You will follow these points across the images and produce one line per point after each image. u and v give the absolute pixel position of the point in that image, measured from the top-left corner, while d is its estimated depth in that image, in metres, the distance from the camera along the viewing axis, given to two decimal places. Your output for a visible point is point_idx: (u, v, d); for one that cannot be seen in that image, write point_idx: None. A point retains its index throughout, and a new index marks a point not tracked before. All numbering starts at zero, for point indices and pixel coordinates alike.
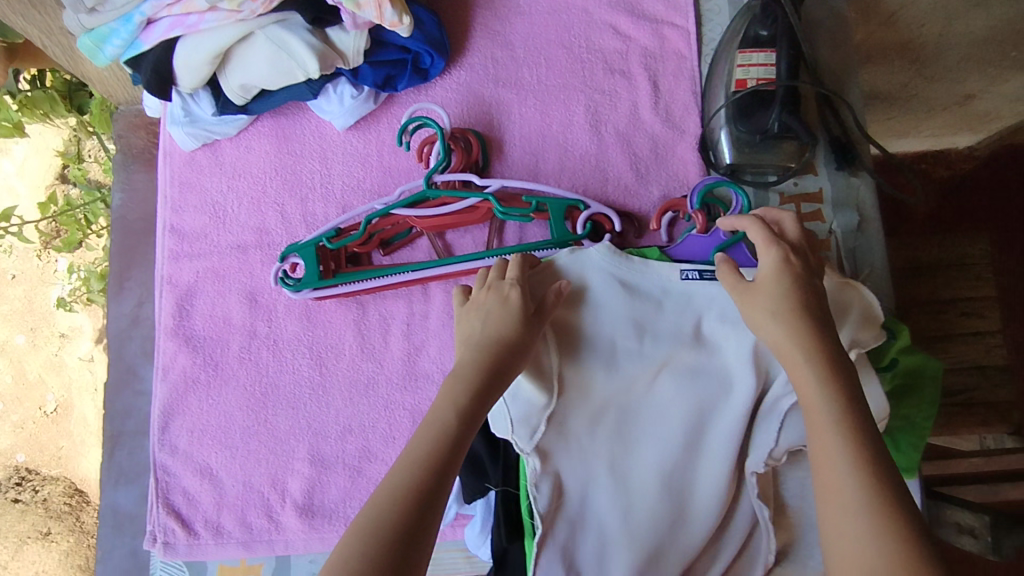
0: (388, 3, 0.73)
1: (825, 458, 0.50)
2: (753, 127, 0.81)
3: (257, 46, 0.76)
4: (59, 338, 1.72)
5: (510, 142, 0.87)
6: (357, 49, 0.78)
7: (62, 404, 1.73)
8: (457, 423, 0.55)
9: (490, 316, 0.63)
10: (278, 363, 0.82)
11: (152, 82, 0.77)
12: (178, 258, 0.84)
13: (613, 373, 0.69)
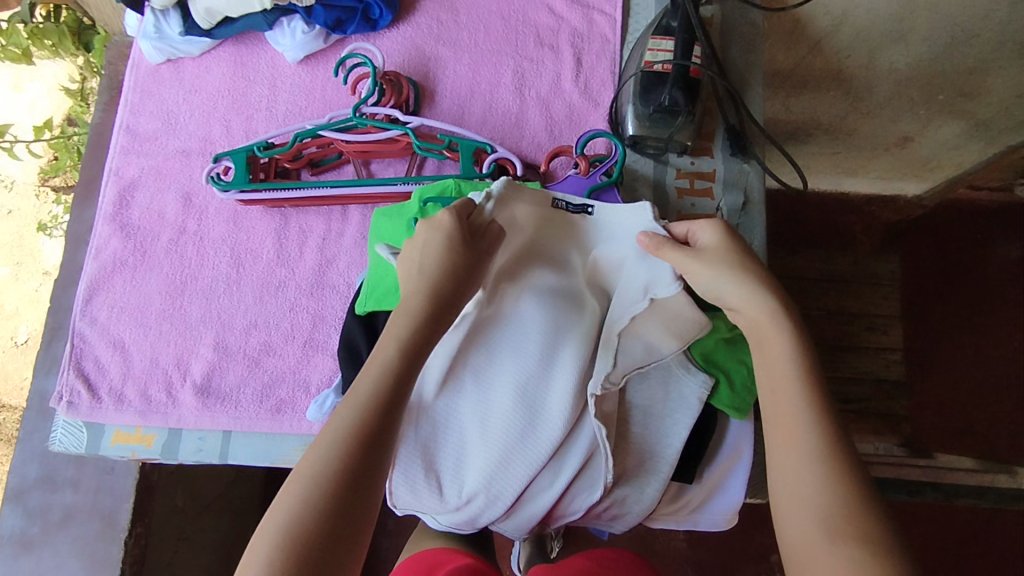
0: None
1: (791, 423, 0.58)
2: (652, 104, 0.90)
3: None
4: (43, 276, 1.85)
5: (442, 93, 0.97)
6: None
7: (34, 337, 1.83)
8: (400, 359, 0.60)
9: (433, 246, 0.65)
10: (200, 257, 0.90)
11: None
12: (129, 154, 0.94)
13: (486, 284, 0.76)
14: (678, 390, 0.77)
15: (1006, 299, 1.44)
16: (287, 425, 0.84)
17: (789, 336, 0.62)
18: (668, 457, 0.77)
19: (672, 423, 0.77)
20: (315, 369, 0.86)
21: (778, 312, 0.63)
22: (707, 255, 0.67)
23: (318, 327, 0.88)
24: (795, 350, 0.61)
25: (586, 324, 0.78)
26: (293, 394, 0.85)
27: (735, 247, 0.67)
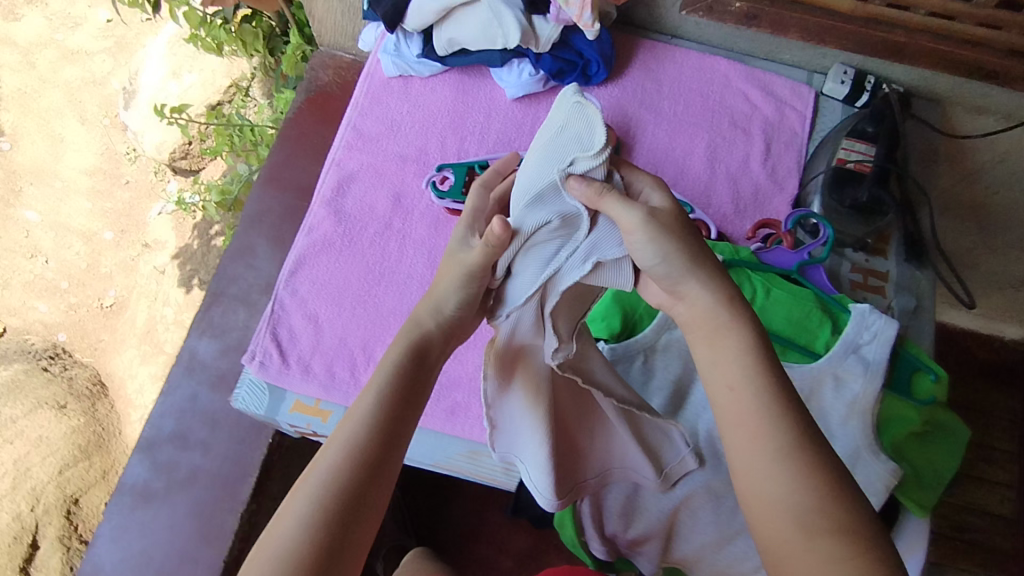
0: (589, 8, 0.92)
1: (746, 424, 0.61)
2: (844, 198, 0.95)
3: (476, 12, 0.97)
4: (140, 249, 2.33)
5: (639, 151, 1.04)
6: (549, 38, 0.97)
7: (117, 302, 2.30)
8: (391, 388, 0.64)
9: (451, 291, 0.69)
10: (400, 253, 0.97)
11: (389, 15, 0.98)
12: (352, 149, 1.02)
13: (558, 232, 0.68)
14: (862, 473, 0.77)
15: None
16: (461, 428, 0.88)
17: (731, 327, 0.64)
18: None
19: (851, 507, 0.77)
20: None
21: (734, 297, 0.65)
22: (657, 218, 0.64)
23: None
24: (751, 349, 0.63)
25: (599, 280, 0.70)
26: (467, 399, 0.89)
27: (681, 225, 0.65)
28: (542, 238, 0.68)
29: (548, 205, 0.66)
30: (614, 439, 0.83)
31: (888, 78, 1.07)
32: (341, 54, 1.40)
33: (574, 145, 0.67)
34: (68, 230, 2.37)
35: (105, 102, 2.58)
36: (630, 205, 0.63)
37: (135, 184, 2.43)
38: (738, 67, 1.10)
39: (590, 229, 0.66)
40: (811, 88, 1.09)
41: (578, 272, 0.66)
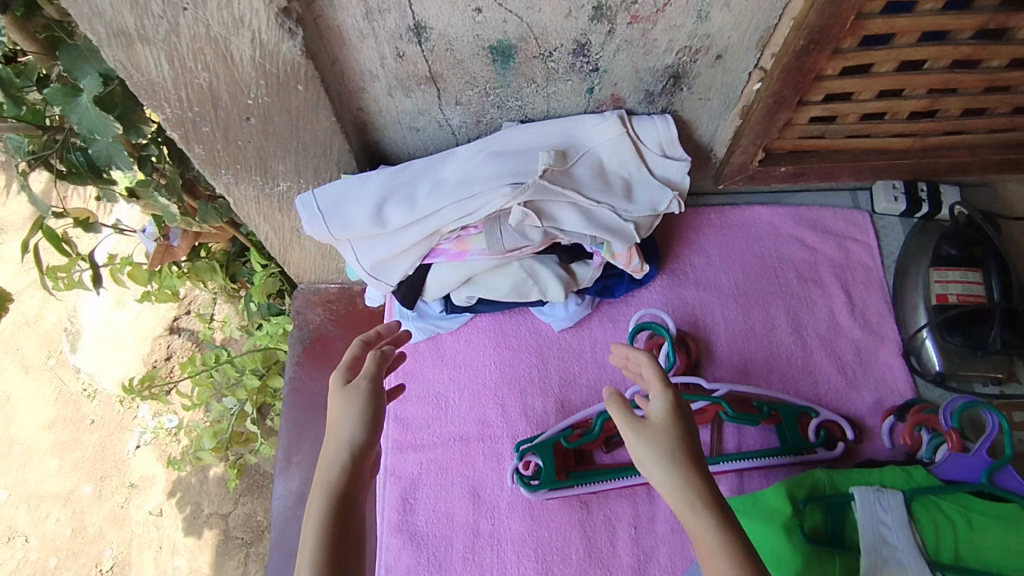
0: (636, 254, 0.86)
1: (708, 553, 0.53)
2: (968, 341, 0.85)
3: (507, 271, 0.86)
4: (128, 489, 1.74)
5: (717, 341, 0.92)
6: (592, 278, 0.88)
7: (118, 561, 1.70)
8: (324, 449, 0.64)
9: (351, 416, 0.66)
10: (502, 565, 0.80)
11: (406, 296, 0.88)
12: (403, 448, 0.86)
13: (608, 203, 0.81)
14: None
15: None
16: None
17: (703, 504, 0.56)
18: None
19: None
20: None
21: (700, 509, 0.55)
22: (648, 435, 0.61)
23: None
24: (721, 539, 0.53)
25: (611, 202, 0.81)
26: None
27: (682, 440, 0.60)
28: (598, 193, 0.81)
29: (607, 223, 0.81)
30: (522, 286, 0.87)
31: (939, 181, 0.99)
32: (326, 287, 1.26)
33: (656, 145, 0.83)
34: (39, 496, 1.75)
35: (15, 326, 1.91)
36: (641, 431, 0.60)
37: (101, 419, 1.82)
38: (782, 211, 1.00)
39: (627, 204, 0.82)
40: (862, 211, 1.00)
41: (602, 221, 0.81)
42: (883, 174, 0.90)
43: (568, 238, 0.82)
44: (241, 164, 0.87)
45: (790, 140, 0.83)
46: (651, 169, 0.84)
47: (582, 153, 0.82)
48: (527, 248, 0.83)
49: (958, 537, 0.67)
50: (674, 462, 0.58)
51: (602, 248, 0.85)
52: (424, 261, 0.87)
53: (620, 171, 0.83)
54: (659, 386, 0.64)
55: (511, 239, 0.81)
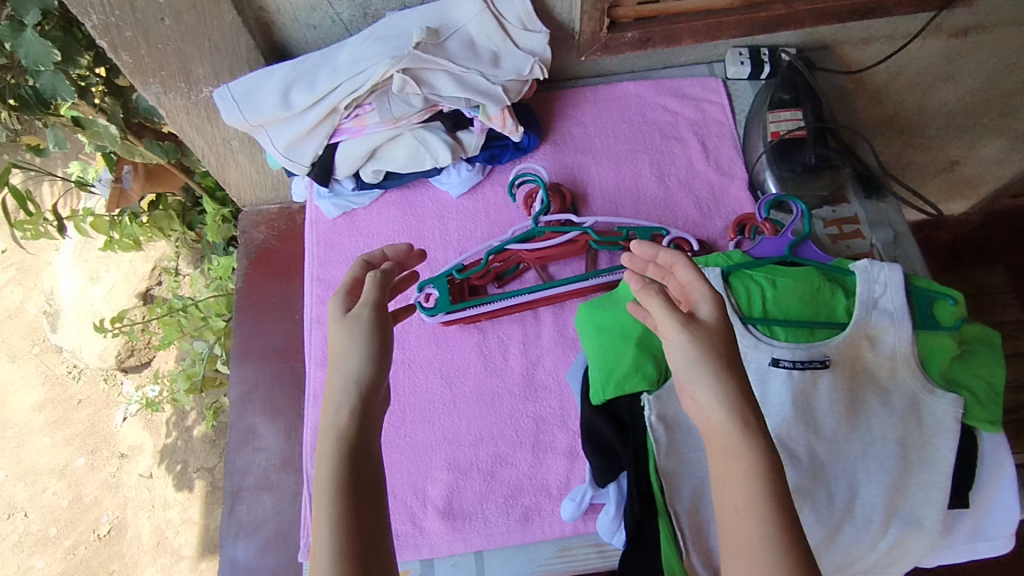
0: (509, 116, 1.00)
1: (735, 469, 0.56)
2: (791, 164, 1.00)
3: (402, 142, 1.01)
4: (119, 459, 1.88)
5: (592, 194, 1.07)
6: (476, 144, 1.03)
7: (115, 526, 1.83)
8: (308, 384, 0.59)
9: (350, 348, 0.60)
10: (413, 384, 0.94)
11: (319, 173, 1.03)
12: (325, 300, 1.00)
13: (477, 70, 0.96)
14: (932, 414, 0.78)
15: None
16: (541, 532, 0.85)
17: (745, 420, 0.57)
18: (940, 486, 0.77)
19: (932, 451, 0.78)
20: (550, 470, 0.88)
21: (751, 425, 0.56)
22: (700, 335, 0.59)
23: (542, 429, 0.91)
24: (756, 470, 0.55)
25: (479, 69, 0.96)
26: (536, 499, 0.87)
27: (728, 352, 0.59)
28: (469, 63, 0.96)
29: (478, 87, 0.96)
30: (417, 155, 1.01)
31: (779, 45, 1.14)
32: (268, 209, 1.39)
33: (517, 22, 0.98)
34: (35, 472, 1.88)
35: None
36: (698, 328, 0.59)
37: (89, 398, 1.95)
38: (647, 85, 1.15)
39: (494, 71, 0.97)
40: (717, 79, 1.15)
41: (473, 85, 0.96)
42: (719, 35, 1.05)
43: (448, 105, 0.97)
44: (165, 70, 1.00)
45: (631, 6, 0.99)
46: (514, 43, 0.99)
47: (454, 31, 0.96)
48: (414, 116, 0.97)
49: (764, 294, 0.82)
50: (722, 363, 0.58)
51: (479, 111, 0.99)
52: (332, 141, 1.01)
53: (488, 46, 0.98)
54: (710, 293, 0.63)
55: (398, 106, 0.96)
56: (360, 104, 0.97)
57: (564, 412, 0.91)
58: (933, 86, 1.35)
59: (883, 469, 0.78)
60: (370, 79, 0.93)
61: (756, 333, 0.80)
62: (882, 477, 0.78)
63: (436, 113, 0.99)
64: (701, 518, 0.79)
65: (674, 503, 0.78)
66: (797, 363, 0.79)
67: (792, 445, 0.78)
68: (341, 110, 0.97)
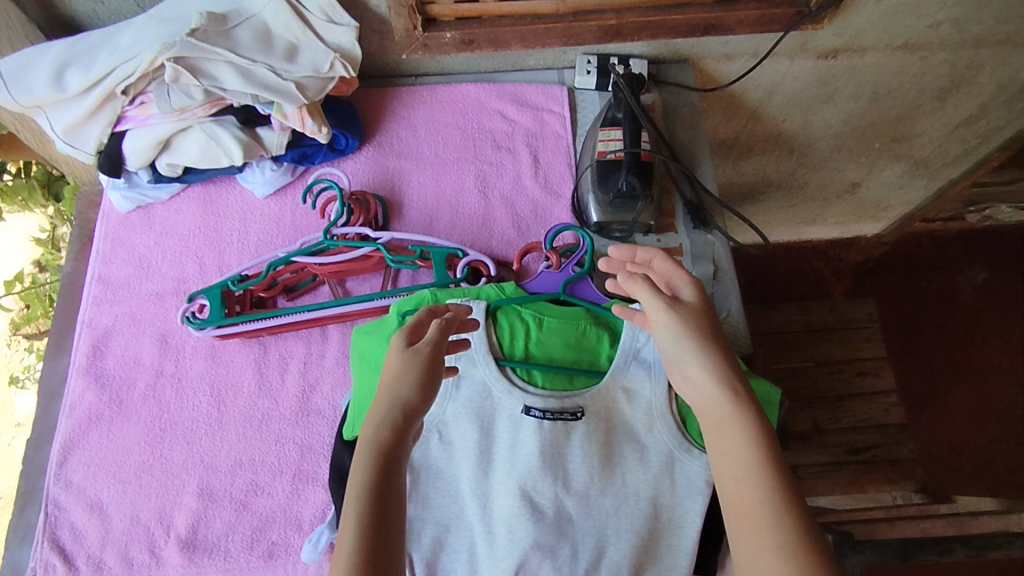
0: (309, 115, 0.91)
1: (728, 439, 0.56)
2: (606, 189, 0.93)
3: (191, 135, 0.92)
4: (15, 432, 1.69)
5: (408, 204, 1.00)
6: (279, 143, 0.95)
7: None
8: (411, 403, 0.58)
9: (406, 379, 0.58)
10: (180, 401, 0.88)
11: (105, 164, 0.93)
12: (100, 303, 0.94)
13: (266, 63, 0.87)
14: (684, 476, 0.73)
15: (960, 327, 1.75)
16: (281, 571, 0.80)
17: (734, 395, 0.58)
18: (685, 550, 0.74)
19: (681, 513, 0.73)
20: (306, 504, 0.83)
21: (739, 393, 0.57)
22: (685, 314, 0.63)
23: (306, 458, 0.85)
24: (753, 434, 0.55)
25: (269, 61, 0.87)
26: (285, 534, 0.82)
27: (709, 329, 0.62)
28: (258, 54, 0.87)
29: (265, 81, 0.87)
30: (209, 150, 0.93)
31: (630, 55, 1.05)
32: None
33: (320, 14, 0.90)
34: None
35: None
36: (678, 309, 0.63)
37: None
38: (488, 88, 1.06)
39: (287, 66, 0.87)
40: (563, 86, 1.07)
41: (260, 79, 0.86)
42: (550, 41, 0.96)
43: (236, 101, 0.89)
44: None
45: (446, 5, 0.91)
46: (316, 36, 0.90)
47: (246, 17, 0.88)
48: (199, 109, 0.89)
49: (528, 334, 0.77)
50: (704, 343, 0.61)
51: (273, 108, 0.90)
52: (118, 129, 0.92)
53: (286, 37, 0.89)
54: (687, 279, 0.66)
55: (176, 97, 0.86)
56: (142, 91, 0.88)
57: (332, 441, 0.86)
58: (812, 107, 1.28)
59: (631, 529, 0.73)
60: (143, 66, 0.83)
61: (511, 377, 0.74)
62: (629, 536, 0.73)
63: (227, 107, 0.91)
64: (438, 567, 0.76)
65: (413, 548, 0.76)
66: (548, 413, 0.74)
67: (537, 499, 0.73)
68: (120, 96, 0.88)
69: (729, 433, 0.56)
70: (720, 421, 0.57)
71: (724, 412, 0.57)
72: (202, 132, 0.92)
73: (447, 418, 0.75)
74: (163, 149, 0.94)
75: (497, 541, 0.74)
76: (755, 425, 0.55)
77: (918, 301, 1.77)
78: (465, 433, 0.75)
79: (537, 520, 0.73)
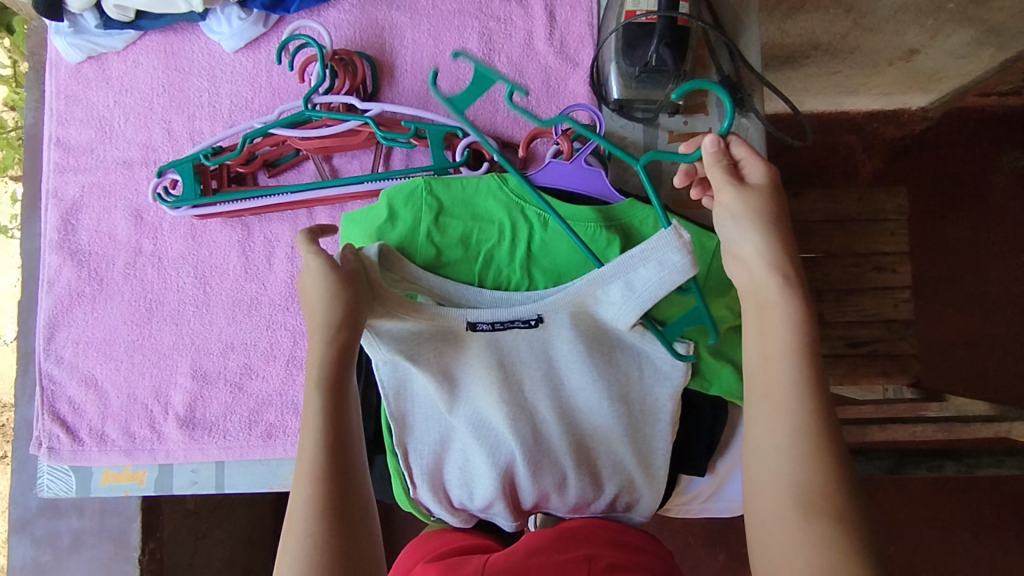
0: None
1: (767, 323, 0.56)
2: (632, 61, 0.79)
3: None
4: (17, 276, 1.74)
5: (401, 67, 0.86)
6: None
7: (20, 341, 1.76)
8: (332, 367, 0.58)
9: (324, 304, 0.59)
10: (163, 280, 0.84)
11: (42, 7, 0.78)
12: (64, 172, 0.85)
13: None
14: (651, 364, 0.71)
15: (1001, 215, 1.60)
16: (281, 450, 0.80)
17: (781, 284, 0.56)
18: (663, 434, 0.73)
19: (663, 400, 0.72)
20: (302, 389, 0.82)
21: (789, 281, 0.56)
22: (748, 196, 0.58)
23: (299, 344, 0.82)
24: (792, 321, 0.55)
25: None
26: (281, 417, 0.81)
27: (773, 213, 0.58)
28: None
29: None
30: None
31: None
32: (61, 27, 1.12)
33: None
34: None
35: None
36: (740, 192, 0.58)
37: None
38: None
39: None
40: None
41: None
42: None
43: None
44: None
45: None
46: None
47: None
48: None
49: (529, 236, 0.72)
50: (759, 224, 0.58)
51: None
52: None
53: None
54: (752, 152, 0.60)
55: None
56: None
57: None
58: None
59: (608, 419, 0.72)
60: None
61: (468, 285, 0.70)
62: (607, 424, 0.72)
63: None
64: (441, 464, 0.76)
65: (409, 443, 0.75)
66: (497, 324, 0.70)
67: (510, 395, 0.71)
68: None
69: (770, 316, 0.56)
70: (759, 300, 0.57)
71: (763, 291, 0.56)
72: None
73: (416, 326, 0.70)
74: None
75: (490, 433, 0.72)
76: (797, 315, 0.55)
77: (953, 184, 1.61)
78: (422, 343, 0.71)
79: (512, 418, 0.71)
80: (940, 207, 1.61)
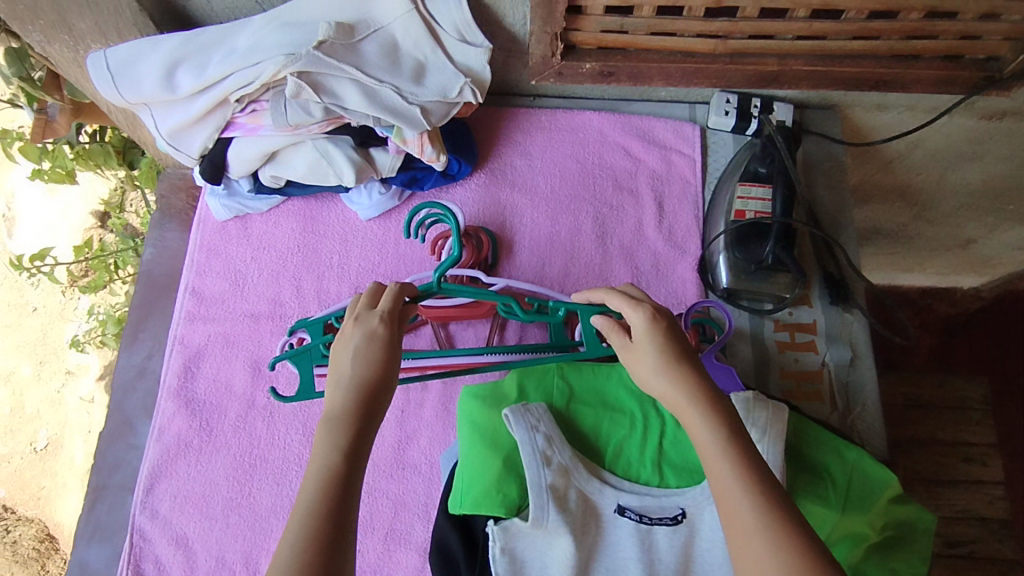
0: (429, 142, 0.84)
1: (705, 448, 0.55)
2: (748, 257, 0.85)
3: (302, 151, 0.85)
4: (63, 375, 1.70)
5: (519, 243, 0.92)
6: (392, 167, 0.87)
7: (53, 441, 1.67)
8: (353, 419, 0.58)
9: (353, 358, 0.63)
10: (271, 435, 0.84)
11: (208, 170, 0.87)
12: (194, 321, 0.89)
13: (390, 83, 0.79)
14: None
15: None
16: None
17: (696, 405, 0.58)
18: None
19: None
20: (398, 566, 0.80)
21: (702, 398, 0.58)
22: (635, 355, 0.65)
23: (400, 516, 0.82)
24: (711, 429, 0.56)
25: (394, 82, 0.79)
26: None
27: (671, 349, 0.63)
28: (382, 74, 0.78)
29: (383, 103, 0.79)
30: (318, 168, 0.86)
31: (775, 98, 0.94)
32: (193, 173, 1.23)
33: (455, 34, 0.81)
34: None
35: None
36: (627, 355, 0.65)
37: (45, 307, 1.77)
38: (613, 118, 0.98)
39: (413, 89, 0.79)
40: (695, 124, 0.98)
41: (382, 101, 0.79)
42: (698, 82, 0.86)
43: (355, 121, 0.81)
44: (45, 20, 0.81)
45: (592, 33, 0.81)
46: (446, 55, 0.81)
47: (370, 27, 0.78)
48: (314, 125, 0.81)
49: (661, 431, 0.72)
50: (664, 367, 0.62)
51: (392, 132, 0.82)
52: (224, 135, 0.85)
53: (411, 58, 0.80)
54: (626, 303, 0.67)
55: (293, 113, 0.79)
56: (256, 99, 0.81)
57: (428, 503, 0.82)
58: (954, 162, 1.15)
59: None
60: (264, 77, 0.76)
61: (599, 472, 0.69)
62: None
63: (343, 125, 0.83)
64: None
65: None
66: (644, 516, 0.68)
67: None
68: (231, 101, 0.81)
69: (695, 429, 0.57)
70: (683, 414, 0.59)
71: (686, 404, 0.59)
72: (313, 147, 0.84)
73: (552, 525, 0.66)
74: (269, 161, 0.87)
75: None
76: (719, 424, 0.56)
77: None
78: (555, 535, 0.67)
79: None
80: (1008, 390, 1.59)
